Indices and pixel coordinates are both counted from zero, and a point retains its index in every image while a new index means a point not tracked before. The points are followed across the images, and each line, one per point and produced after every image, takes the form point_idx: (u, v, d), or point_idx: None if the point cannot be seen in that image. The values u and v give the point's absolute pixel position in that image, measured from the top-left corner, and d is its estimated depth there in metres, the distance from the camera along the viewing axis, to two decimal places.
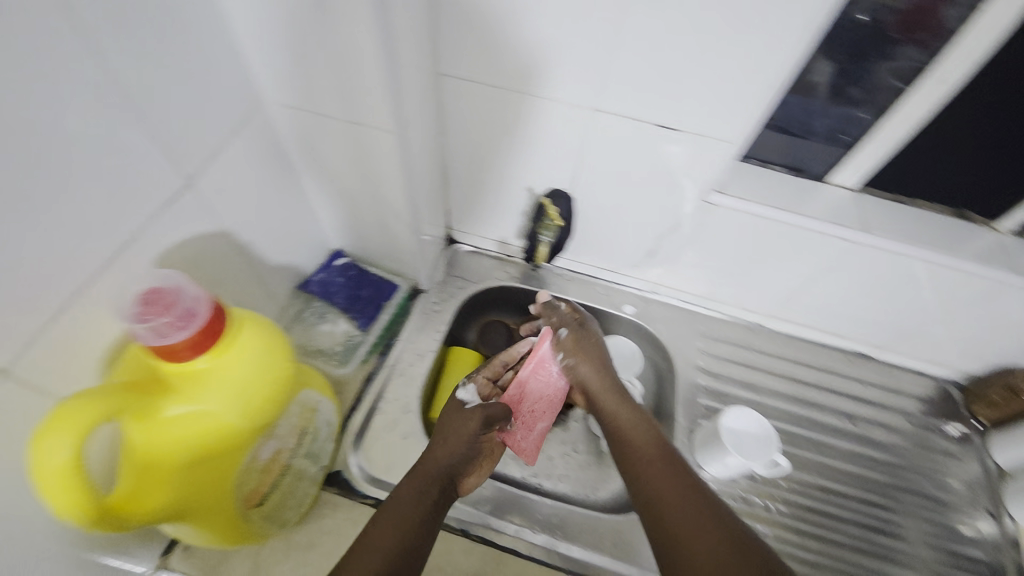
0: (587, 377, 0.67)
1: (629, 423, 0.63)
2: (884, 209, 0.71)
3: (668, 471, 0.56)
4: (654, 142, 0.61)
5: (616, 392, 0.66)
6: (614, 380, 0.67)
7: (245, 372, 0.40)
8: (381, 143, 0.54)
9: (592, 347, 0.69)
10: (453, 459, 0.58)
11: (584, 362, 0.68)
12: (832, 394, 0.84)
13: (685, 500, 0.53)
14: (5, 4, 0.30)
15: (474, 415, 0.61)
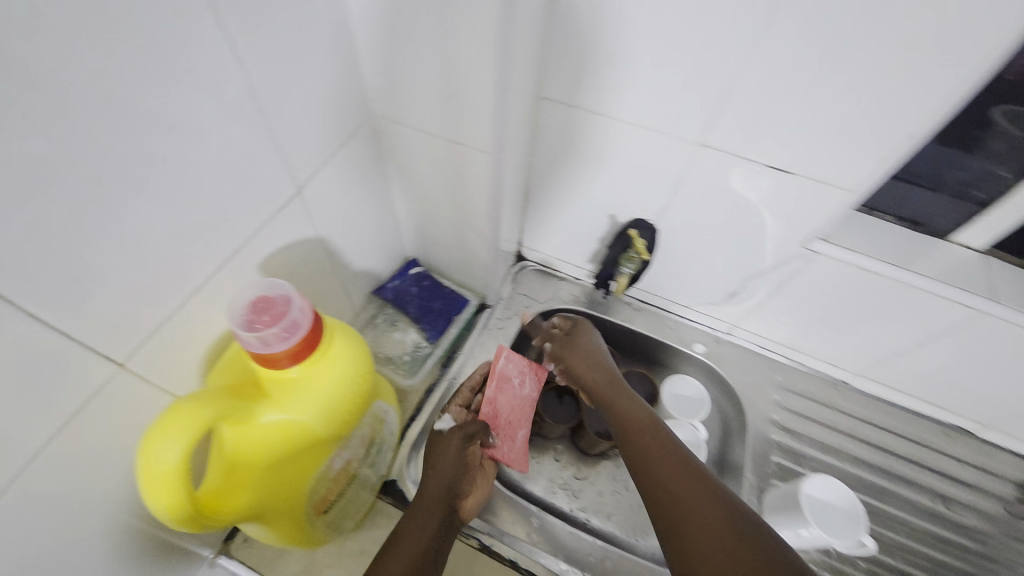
0: (581, 369, 0.65)
1: (626, 412, 0.59)
2: (1017, 276, 0.60)
3: (670, 460, 0.53)
4: (760, 181, 0.57)
5: (610, 383, 0.63)
6: (606, 371, 0.65)
7: (332, 383, 0.42)
8: (478, 167, 0.55)
9: (584, 341, 0.68)
10: (447, 486, 0.55)
11: (575, 354, 0.66)
12: (916, 467, 0.75)
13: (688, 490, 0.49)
14: (170, 30, 0.32)
15: (451, 436, 0.60)
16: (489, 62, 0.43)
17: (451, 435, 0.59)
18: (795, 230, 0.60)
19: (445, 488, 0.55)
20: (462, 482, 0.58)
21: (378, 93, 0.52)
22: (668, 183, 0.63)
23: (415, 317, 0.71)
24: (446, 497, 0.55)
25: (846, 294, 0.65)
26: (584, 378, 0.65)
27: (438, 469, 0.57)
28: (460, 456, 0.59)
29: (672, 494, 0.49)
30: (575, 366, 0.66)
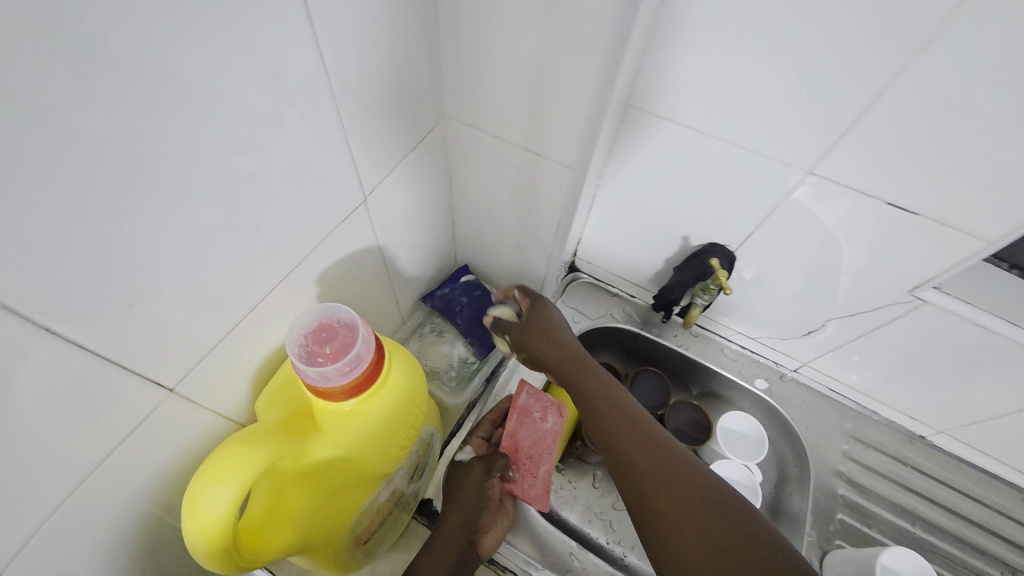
0: (545, 350, 0.56)
1: (590, 385, 0.53)
2: None
3: (638, 437, 0.48)
4: (870, 219, 0.50)
5: (575, 361, 0.55)
6: (573, 351, 0.56)
7: (385, 415, 0.38)
8: (556, 180, 0.50)
9: (545, 317, 0.58)
10: (466, 521, 0.53)
11: (539, 337, 0.57)
12: (1000, 540, 0.67)
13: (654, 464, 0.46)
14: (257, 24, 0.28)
15: (473, 467, 0.56)
16: (591, 72, 0.38)
17: (471, 467, 0.56)
18: (902, 274, 0.54)
19: (464, 523, 0.53)
20: (485, 515, 0.55)
21: (454, 94, 0.48)
22: (757, 210, 0.56)
23: (463, 331, 0.66)
24: (466, 532, 0.52)
25: (946, 347, 0.58)
26: (548, 362, 0.56)
27: (458, 501, 0.54)
28: (481, 490, 0.55)
29: (641, 471, 0.46)
30: (539, 353, 0.56)
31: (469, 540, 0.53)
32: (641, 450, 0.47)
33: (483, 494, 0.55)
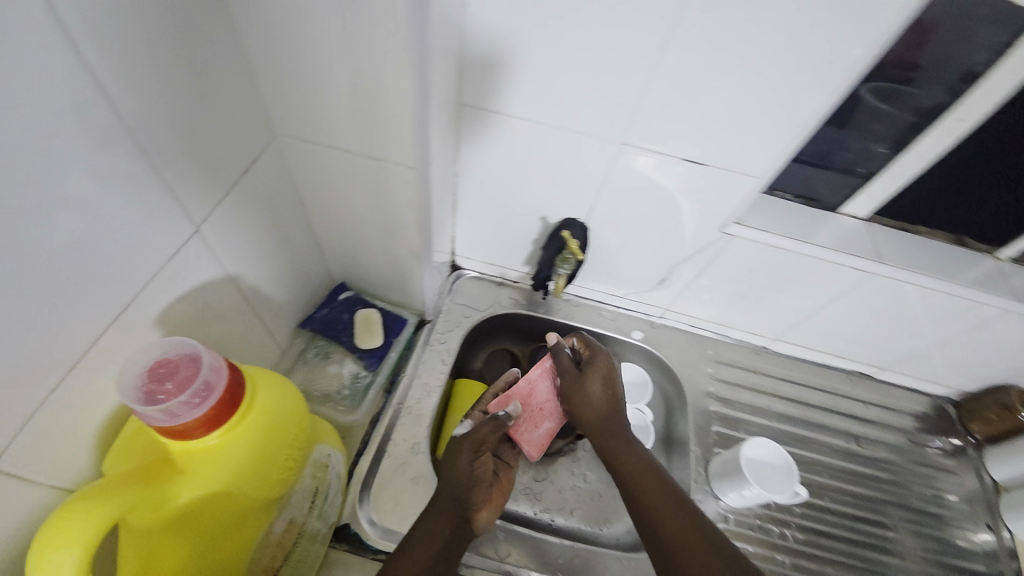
0: (593, 400, 0.64)
1: (621, 447, 0.60)
2: (895, 239, 0.69)
3: (666, 497, 0.54)
4: (677, 173, 0.59)
5: (614, 419, 0.63)
6: (615, 408, 0.64)
7: (259, 444, 0.37)
8: (405, 184, 0.52)
9: (599, 365, 0.66)
10: (455, 499, 0.56)
11: (590, 387, 0.64)
12: (835, 414, 0.83)
13: (681, 523, 0.51)
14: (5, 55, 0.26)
15: (462, 447, 0.60)
16: (406, 76, 0.41)
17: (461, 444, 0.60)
18: (713, 218, 0.64)
19: (454, 498, 0.56)
20: (473, 493, 0.58)
21: (281, 112, 0.47)
22: (593, 183, 0.64)
23: (350, 348, 0.65)
24: (455, 509, 0.55)
25: (759, 269, 0.71)
26: (592, 414, 0.63)
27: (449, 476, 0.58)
28: (470, 471, 0.58)
29: (669, 527, 0.51)
30: (587, 401, 0.63)
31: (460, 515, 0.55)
32: (669, 509, 0.52)
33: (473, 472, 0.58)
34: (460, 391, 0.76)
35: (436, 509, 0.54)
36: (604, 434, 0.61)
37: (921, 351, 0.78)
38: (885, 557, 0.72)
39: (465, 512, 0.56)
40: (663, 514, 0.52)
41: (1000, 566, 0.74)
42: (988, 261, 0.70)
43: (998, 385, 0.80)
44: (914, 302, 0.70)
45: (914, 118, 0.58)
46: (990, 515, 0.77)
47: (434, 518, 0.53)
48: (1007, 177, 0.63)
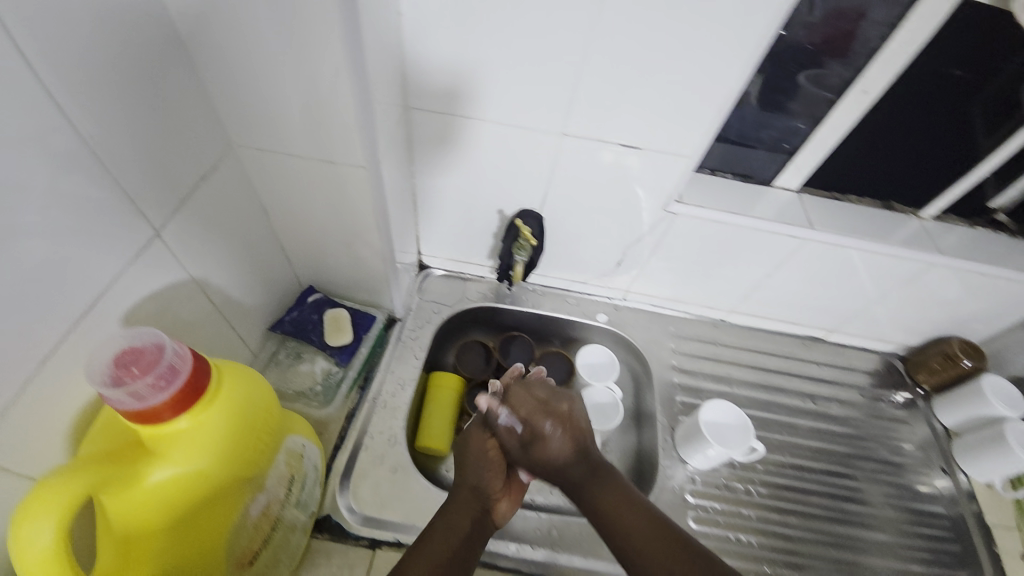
0: (560, 462, 0.60)
1: (605, 492, 0.57)
2: (826, 207, 0.74)
3: (639, 519, 0.54)
4: (617, 158, 0.64)
5: (589, 473, 0.59)
6: (586, 463, 0.60)
7: (228, 427, 0.39)
8: (358, 183, 0.55)
9: (547, 428, 0.61)
10: (474, 495, 0.58)
11: (552, 448, 0.60)
12: (792, 377, 0.88)
13: (654, 539, 0.52)
14: None
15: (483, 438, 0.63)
16: (345, 79, 0.45)
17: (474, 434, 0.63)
18: (655, 197, 0.69)
19: (472, 495, 0.58)
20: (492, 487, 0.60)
21: (233, 122, 0.50)
22: (541, 173, 0.68)
23: (320, 346, 0.67)
24: (475, 499, 0.58)
25: (705, 244, 0.75)
26: (563, 474, 0.60)
27: (466, 472, 0.60)
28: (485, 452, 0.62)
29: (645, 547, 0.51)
30: (555, 465, 0.60)
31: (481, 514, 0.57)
32: (644, 530, 0.53)
33: (489, 465, 0.60)
34: (438, 383, 0.79)
35: (456, 506, 0.56)
36: (583, 486, 0.58)
37: (863, 311, 0.84)
38: (850, 505, 0.77)
39: (484, 508, 0.58)
40: (640, 537, 0.52)
41: (960, 510, 0.78)
42: (913, 221, 0.75)
43: (938, 337, 0.85)
44: (849, 263, 0.75)
45: (824, 94, 0.63)
46: (944, 460, 0.81)
47: (454, 518, 0.55)
48: (917, 142, 0.69)
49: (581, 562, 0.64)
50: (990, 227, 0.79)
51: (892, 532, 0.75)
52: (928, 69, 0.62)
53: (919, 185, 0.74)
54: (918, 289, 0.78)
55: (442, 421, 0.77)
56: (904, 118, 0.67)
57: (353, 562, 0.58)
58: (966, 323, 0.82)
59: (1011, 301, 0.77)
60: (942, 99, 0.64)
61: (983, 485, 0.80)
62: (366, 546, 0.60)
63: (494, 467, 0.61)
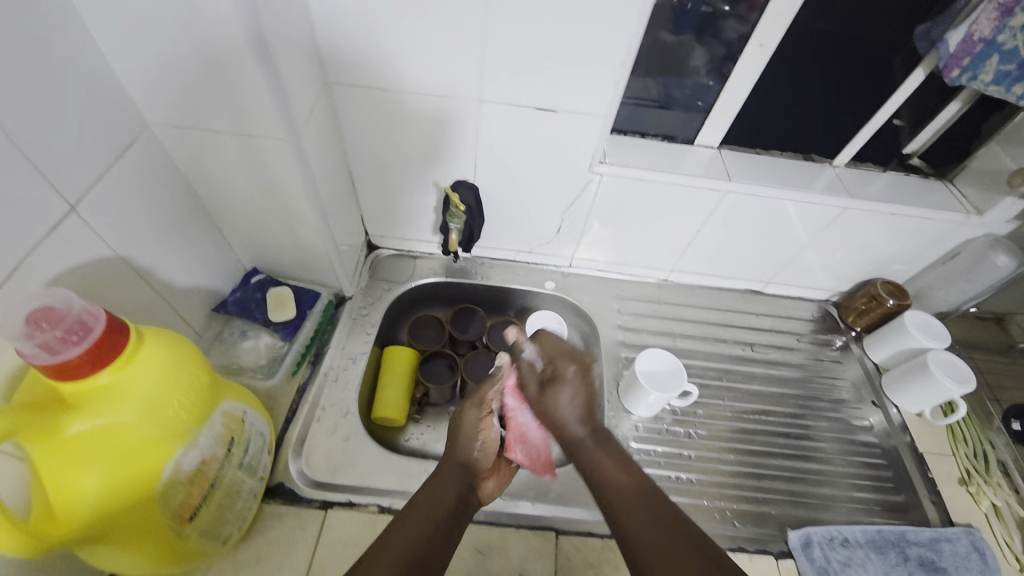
0: (567, 421, 0.57)
1: (606, 464, 0.53)
2: (745, 160, 0.78)
3: (637, 497, 0.50)
4: (535, 121, 0.67)
5: (594, 439, 0.56)
6: (591, 420, 0.57)
7: (154, 380, 0.42)
8: (280, 155, 0.58)
9: (567, 375, 0.58)
10: (460, 468, 0.58)
11: (562, 399, 0.57)
12: (732, 328, 0.91)
13: (651, 514, 0.48)
14: None
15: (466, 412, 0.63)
16: (245, 45, 0.47)
17: (466, 406, 0.63)
18: (580, 159, 0.72)
19: (459, 468, 0.58)
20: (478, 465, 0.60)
21: (148, 103, 0.53)
22: (468, 142, 0.71)
23: (264, 322, 0.70)
24: (462, 473, 0.58)
25: (635, 203, 0.79)
26: (569, 429, 0.57)
27: (455, 446, 0.60)
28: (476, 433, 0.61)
29: (641, 525, 0.47)
30: (562, 413, 0.57)
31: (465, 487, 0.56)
32: (642, 506, 0.49)
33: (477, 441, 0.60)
34: (390, 357, 0.82)
35: (441, 478, 0.56)
36: (586, 453, 0.55)
37: (793, 260, 0.88)
38: (800, 439, 0.79)
39: (469, 483, 0.58)
40: (635, 513, 0.49)
41: (893, 442, 0.79)
42: (830, 169, 0.79)
43: (866, 281, 0.90)
44: (771, 212, 0.79)
45: (725, 50, 0.67)
46: (874, 394, 0.84)
47: (438, 489, 0.54)
48: (822, 94, 0.73)
49: (528, 508, 0.64)
50: (906, 170, 0.82)
51: (839, 465, 0.77)
52: (816, 25, 0.66)
53: (830, 135, 0.78)
54: (839, 234, 0.82)
55: (396, 392, 0.79)
56: (807, 72, 0.71)
57: (304, 523, 0.60)
58: (889, 264, 0.86)
59: (926, 239, 0.81)
60: (836, 52, 0.69)
61: (915, 415, 0.81)
62: (318, 507, 0.61)
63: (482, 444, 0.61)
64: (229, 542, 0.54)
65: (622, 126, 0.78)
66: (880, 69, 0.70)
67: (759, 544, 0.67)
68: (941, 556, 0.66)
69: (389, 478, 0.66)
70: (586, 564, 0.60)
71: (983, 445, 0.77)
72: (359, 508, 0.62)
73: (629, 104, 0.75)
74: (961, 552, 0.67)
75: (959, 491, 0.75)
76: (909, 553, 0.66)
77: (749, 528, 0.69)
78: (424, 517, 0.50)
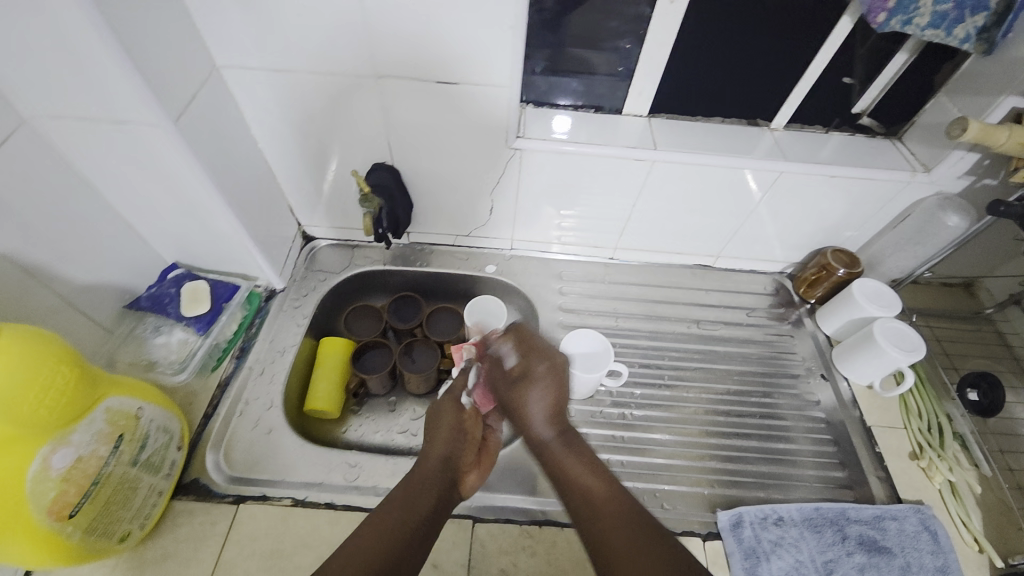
0: (529, 424, 0.53)
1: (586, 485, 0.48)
2: (675, 128, 0.75)
3: (620, 521, 0.45)
4: (439, 96, 0.64)
5: (564, 441, 0.52)
6: (560, 420, 0.53)
7: (13, 377, 0.43)
8: (163, 144, 0.55)
9: (538, 376, 0.54)
10: (441, 466, 0.54)
11: (531, 400, 0.53)
12: (679, 305, 0.88)
13: (638, 547, 0.43)
14: None
15: (444, 408, 0.60)
16: (92, 29, 0.44)
17: (445, 399, 0.60)
18: (495, 133, 0.69)
19: (440, 466, 0.54)
20: (459, 455, 0.57)
21: (14, 95, 0.50)
22: (376, 122, 0.68)
23: (177, 318, 0.68)
24: (447, 471, 0.54)
25: (561, 177, 0.75)
26: (533, 430, 0.53)
27: (434, 444, 0.56)
28: (456, 422, 0.59)
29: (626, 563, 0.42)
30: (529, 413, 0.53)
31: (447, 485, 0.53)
32: (625, 538, 0.44)
33: (454, 438, 0.57)
34: (324, 349, 0.80)
35: (416, 480, 0.52)
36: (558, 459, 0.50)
37: (739, 232, 0.85)
38: (756, 417, 0.76)
39: (452, 480, 0.54)
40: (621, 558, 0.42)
41: (843, 416, 0.75)
42: (769, 134, 0.76)
43: (818, 250, 0.86)
44: (705, 181, 0.75)
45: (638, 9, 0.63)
46: (825, 367, 0.80)
47: (417, 494, 0.50)
48: (750, 52, 0.69)
49: None
50: (853, 130, 0.77)
51: (797, 442, 0.73)
52: None
53: (765, 96, 0.74)
54: (782, 201, 0.78)
55: (328, 384, 0.78)
56: (730, 29, 0.67)
57: (215, 519, 0.59)
58: (838, 231, 0.82)
59: (874, 202, 0.76)
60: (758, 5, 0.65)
61: (865, 387, 0.78)
62: (231, 502, 0.61)
63: (457, 438, 0.57)
64: (130, 539, 0.54)
65: (544, 99, 0.75)
66: (808, 21, 0.65)
67: (686, 526, 0.64)
68: (885, 534, 0.62)
69: (307, 471, 0.65)
70: (502, 551, 0.59)
71: (937, 418, 0.73)
72: (273, 502, 0.61)
73: (550, 74, 0.72)
74: (908, 531, 0.63)
75: (910, 466, 0.70)
76: (848, 531, 0.62)
77: (680, 509, 0.66)
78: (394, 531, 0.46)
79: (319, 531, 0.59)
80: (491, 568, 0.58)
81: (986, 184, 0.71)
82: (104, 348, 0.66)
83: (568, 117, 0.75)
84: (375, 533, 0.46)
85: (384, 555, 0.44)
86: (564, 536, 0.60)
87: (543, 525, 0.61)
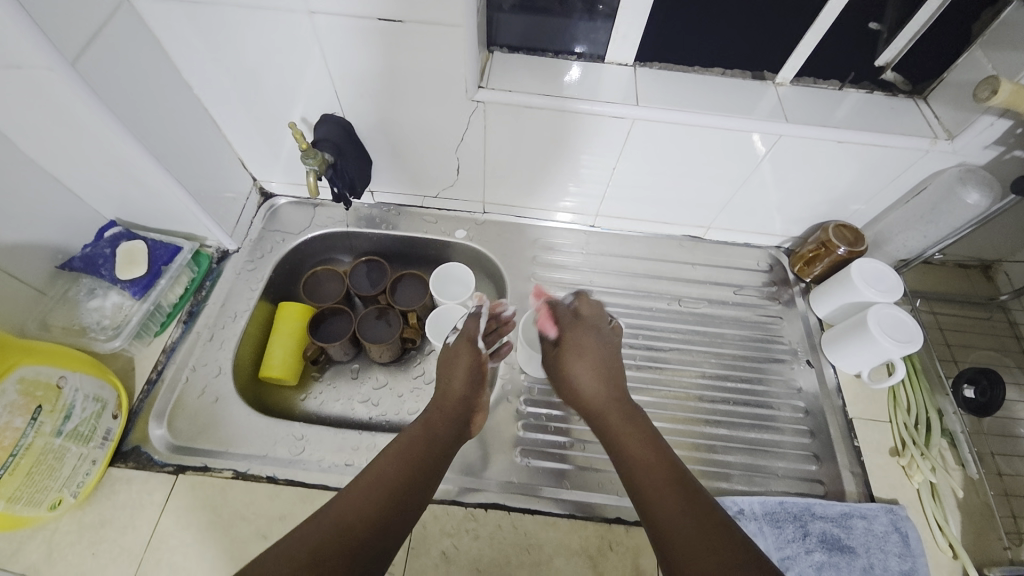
0: (590, 386, 0.56)
1: (632, 442, 0.51)
2: (663, 80, 0.66)
3: (670, 477, 0.48)
4: (386, 37, 0.56)
5: (619, 408, 0.55)
6: (613, 389, 0.56)
7: None
8: (63, 91, 0.49)
9: (588, 341, 0.59)
10: (460, 404, 0.59)
11: (585, 363, 0.58)
12: (664, 280, 0.81)
13: (677, 490, 0.46)
14: None
15: (461, 351, 0.63)
16: None
17: (463, 345, 0.63)
18: (453, 81, 0.61)
19: (460, 402, 0.59)
20: (476, 397, 0.61)
21: None
22: (318, 67, 0.61)
23: (111, 281, 0.65)
24: (461, 408, 0.59)
25: (532, 135, 0.67)
26: (591, 397, 0.56)
27: (455, 382, 0.60)
28: (471, 372, 0.61)
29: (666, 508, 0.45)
30: (583, 373, 0.57)
31: (461, 421, 0.58)
32: (675, 495, 0.46)
33: (472, 379, 0.61)
34: (282, 314, 0.77)
35: (431, 427, 0.56)
36: (613, 428, 0.53)
37: (733, 200, 0.77)
38: (732, 404, 0.71)
39: (462, 425, 0.58)
40: (663, 506, 0.46)
41: (822, 404, 0.71)
42: (773, 89, 0.66)
43: (820, 224, 0.78)
44: (695, 144, 0.66)
45: None
46: (811, 352, 0.75)
47: (437, 425, 0.56)
48: None
49: None
50: (872, 88, 0.67)
51: (773, 431, 0.69)
52: None
53: (769, 44, 0.64)
54: (782, 169, 0.69)
55: (284, 351, 0.75)
56: None
57: (154, 489, 0.58)
58: (845, 204, 0.73)
59: (887, 172, 0.67)
60: None
61: (853, 375, 0.72)
62: (170, 471, 0.59)
63: (477, 380, 0.61)
64: (62, 506, 0.54)
65: (517, 43, 0.67)
66: None
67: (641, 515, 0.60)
68: (850, 533, 0.59)
69: (252, 441, 0.63)
70: (444, 533, 0.57)
71: (926, 412, 0.68)
72: (213, 473, 0.60)
73: (519, 12, 0.63)
74: (876, 531, 0.59)
75: (889, 463, 0.66)
76: (811, 528, 0.59)
77: None
78: (388, 488, 0.49)
79: (258, 504, 0.58)
80: (431, 550, 0.56)
81: (1016, 156, 0.62)
82: (37, 310, 0.63)
83: (556, 66, 0.66)
84: (392, 461, 0.51)
85: (400, 480, 0.50)
86: (510, 520, 0.58)
87: (489, 509, 0.59)
